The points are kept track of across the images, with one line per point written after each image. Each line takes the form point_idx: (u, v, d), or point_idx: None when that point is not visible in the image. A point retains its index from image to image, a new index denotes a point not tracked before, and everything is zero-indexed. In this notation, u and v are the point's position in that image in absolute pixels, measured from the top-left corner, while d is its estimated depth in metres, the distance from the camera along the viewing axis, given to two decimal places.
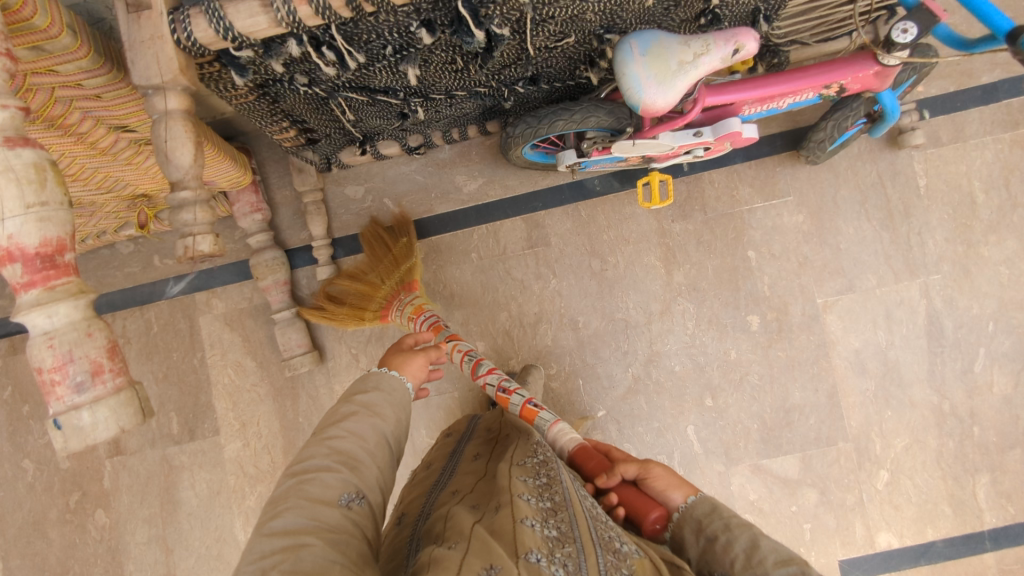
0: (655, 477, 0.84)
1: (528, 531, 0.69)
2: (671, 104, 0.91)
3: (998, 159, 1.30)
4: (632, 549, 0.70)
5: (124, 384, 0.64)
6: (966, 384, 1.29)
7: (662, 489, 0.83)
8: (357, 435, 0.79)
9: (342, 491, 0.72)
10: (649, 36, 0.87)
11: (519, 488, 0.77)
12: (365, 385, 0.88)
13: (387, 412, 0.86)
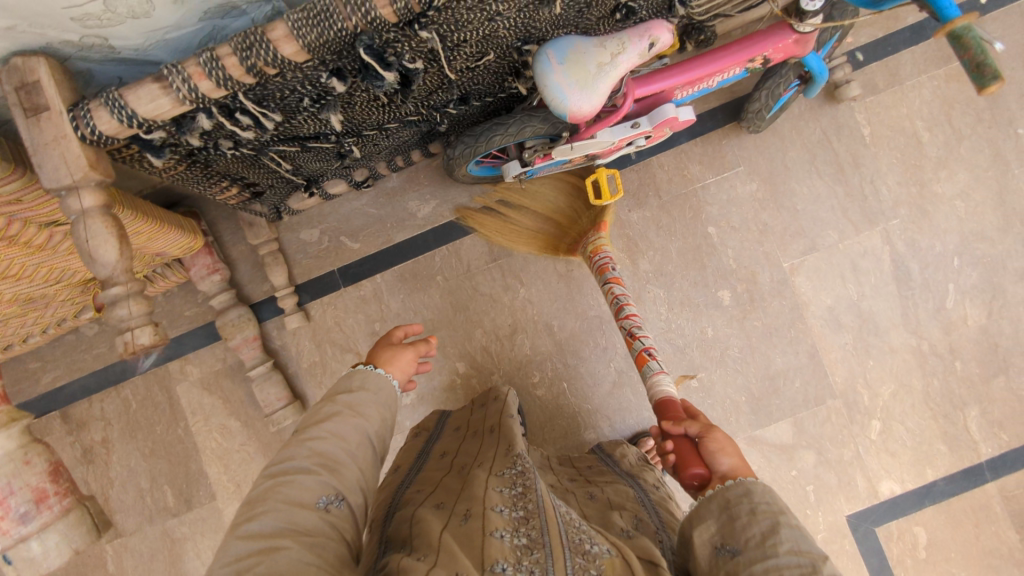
0: (717, 443, 0.86)
1: (496, 543, 0.72)
2: (598, 107, 0.90)
3: (937, 96, 1.31)
4: (603, 550, 0.72)
5: (59, 510, 0.88)
6: (940, 322, 1.30)
7: (715, 451, 0.85)
8: (339, 435, 0.79)
9: (322, 493, 0.72)
10: (564, 44, 0.86)
11: (494, 499, 0.80)
12: (349, 383, 0.88)
13: (370, 412, 0.85)
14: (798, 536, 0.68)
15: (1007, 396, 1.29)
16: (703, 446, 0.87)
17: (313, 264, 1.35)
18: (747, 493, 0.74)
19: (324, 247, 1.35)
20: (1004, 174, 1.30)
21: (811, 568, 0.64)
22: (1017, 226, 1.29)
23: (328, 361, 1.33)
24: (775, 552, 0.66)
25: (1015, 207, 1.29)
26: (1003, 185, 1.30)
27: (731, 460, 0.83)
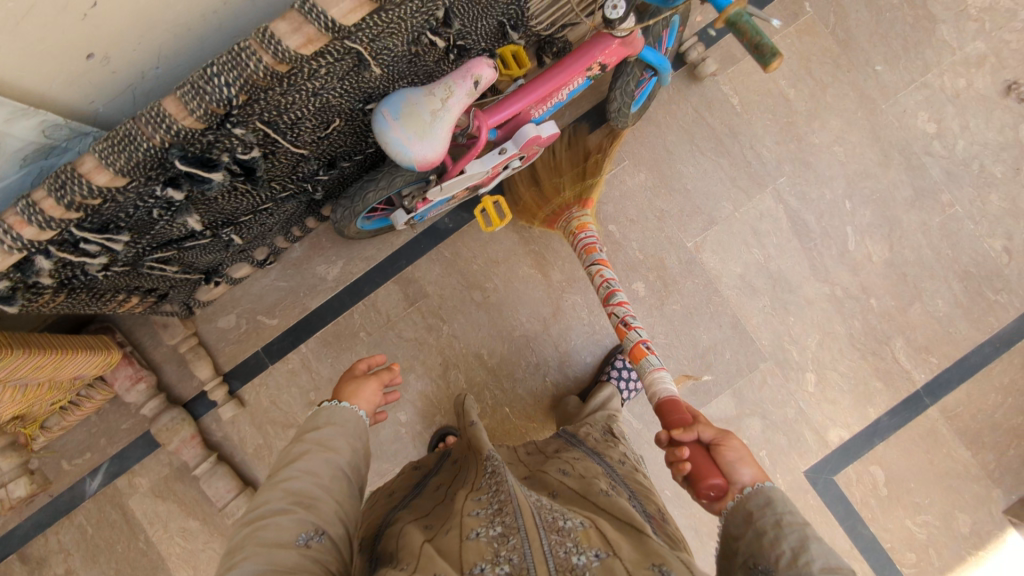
0: (735, 453, 0.81)
1: (473, 544, 0.68)
2: (445, 151, 0.92)
3: (793, 53, 1.36)
4: (577, 524, 0.71)
5: None
6: (847, 265, 1.34)
7: (734, 461, 0.80)
8: (312, 470, 0.74)
9: (300, 530, 0.68)
10: (396, 100, 0.88)
11: (470, 506, 0.77)
12: (315, 420, 0.82)
13: (340, 443, 0.80)
14: (828, 551, 0.67)
15: (926, 320, 1.33)
16: (718, 455, 0.82)
17: (237, 349, 1.35)
18: (771, 505, 0.74)
19: (244, 330, 1.35)
20: (872, 112, 1.35)
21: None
22: (895, 158, 1.35)
23: (272, 441, 1.34)
24: (809, 570, 0.65)
25: (889, 141, 1.35)
26: (873, 123, 1.35)
27: (751, 472, 0.80)
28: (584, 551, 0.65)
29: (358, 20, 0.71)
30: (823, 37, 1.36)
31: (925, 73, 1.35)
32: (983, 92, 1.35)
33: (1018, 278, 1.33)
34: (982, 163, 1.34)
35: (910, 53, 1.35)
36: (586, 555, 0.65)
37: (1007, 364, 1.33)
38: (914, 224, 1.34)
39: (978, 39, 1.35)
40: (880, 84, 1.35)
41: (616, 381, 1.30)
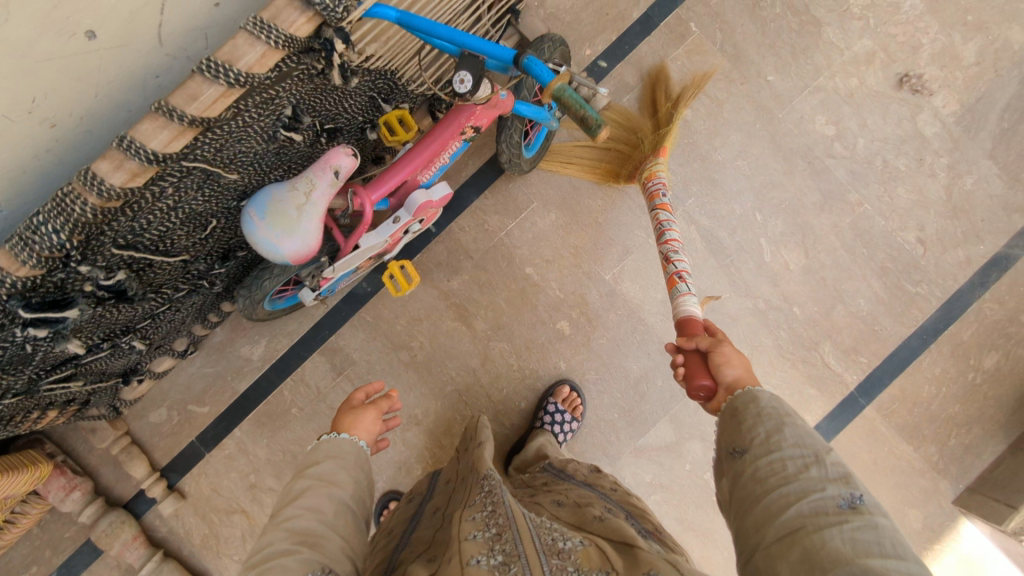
0: (724, 356, 0.81)
1: (475, 569, 0.66)
2: (318, 241, 0.92)
3: (685, 74, 1.37)
4: (576, 544, 0.71)
5: None
6: (766, 276, 1.35)
7: (721, 363, 0.80)
8: (313, 507, 0.70)
9: (305, 570, 0.63)
10: (262, 198, 0.88)
11: (466, 528, 0.76)
12: (314, 454, 0.78)
13: (342, 477, 0.75)
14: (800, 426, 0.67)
15: (850, 321, 1.34)
16: (709, 358, 0.82)
17: (172, 442, 1.34)
18: (754, 400, 0.71)
19: (176, 422, 1.35)
20: (770, 123, 1.36)
21: (813, 458, 0.63)
22: (799, 165, 1.35)
23: (219, 528, 1.34)
24: (778, 446, 0.65)
25: (791, 148, 1.36)
26: (772, 132, 1.36)
27: (737, 372, 0.79)
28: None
29: (184, 146, 0.71)
30: (712, 54, 1.36)
31: (817, 77, 1.36)
32: (876, 89, 1.36)
33: (935, 268, 1.34)
34: (885, 158, 1.35)
35: (799, 60, 1.36)
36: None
37: (937, 354, 1.33)
38: (826, 228, 1.35)
39: (865, 37, 1.36)
40: (775, 93, 1.36)
41: (549, 427, 1.27)
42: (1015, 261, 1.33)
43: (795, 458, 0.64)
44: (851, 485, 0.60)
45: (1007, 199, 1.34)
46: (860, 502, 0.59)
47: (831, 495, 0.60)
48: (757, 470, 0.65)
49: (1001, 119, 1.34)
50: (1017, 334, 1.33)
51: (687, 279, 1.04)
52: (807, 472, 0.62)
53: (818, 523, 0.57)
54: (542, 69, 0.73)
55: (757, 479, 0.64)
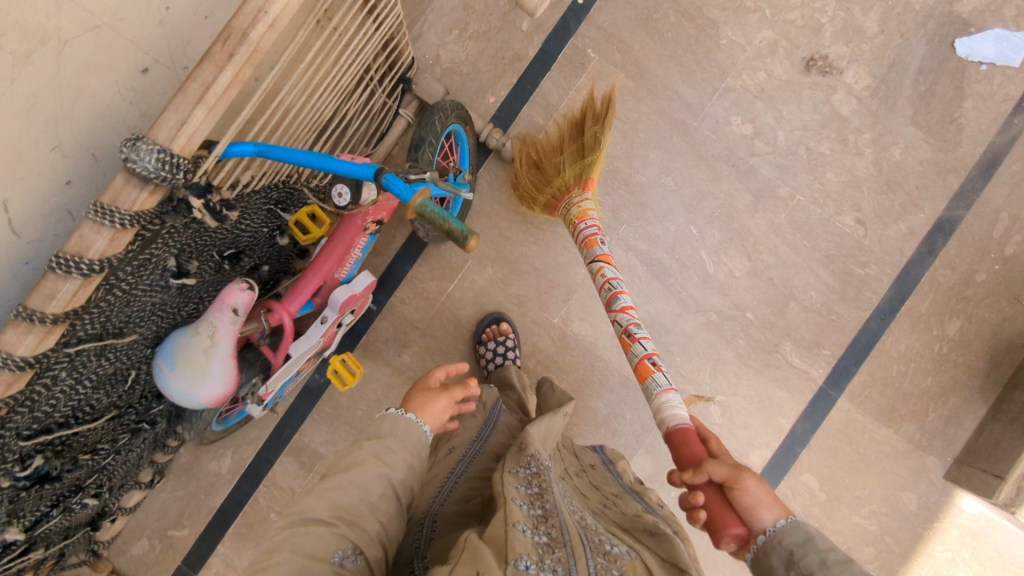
0: (752, 493, 0.66)
1: (518, 536, 0.61)
2: (234, 376, 0.91)
3: (592, 101, 1.34)
4: (625, 552, 0.66)
5: None
6: (713, 287, 1.32)
7: (750, 504, 0.65)
8: (362, 483, 0.66)
9: (336, 547, 0.61)
10: (168, 347, 0.87)
11: (511, 492, 0.70)
12: (376, 432, 0.72)
13: (399, 455, 0.71)
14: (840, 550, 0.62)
15: (807, 315, 1.31)
16: (731, 497, 0.67)
17: (159, 570, 1.33)
18: (811, 544, 0.62)
19: (160, 549, 1.34)
20: (687, 133, 1.33)
21: None
22: (724, 170, 1.32)
23: None
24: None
25: (713, 155, 1.33)
26: (690, 143, 1.33)
27: (775, 515, 0.65)
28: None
29: (59, 338, 0.70)
30: (616, 77, 1.33)
31: (724, 79, 1.33)
32: (785, 78, 1.33)
33: (880, 245, 1.30)
34: (808, 146, 1.32)
35: (702, 65, 1.33)
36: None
37: (899, 332, 1.30)
38: (763, 228, 1.32)
39: (764, 29, 1.33)
40: (685, 103, 1.33)
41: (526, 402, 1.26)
42: (959, 222, 1.30)
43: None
44: None
45: (938, 161, 1.31)
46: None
47: None
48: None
49: (917, 83, 1.32)
50: (976, 295, 1.29)
51: (662, 370, 0.94)
52: None
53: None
54: (402, 187, 0.73)
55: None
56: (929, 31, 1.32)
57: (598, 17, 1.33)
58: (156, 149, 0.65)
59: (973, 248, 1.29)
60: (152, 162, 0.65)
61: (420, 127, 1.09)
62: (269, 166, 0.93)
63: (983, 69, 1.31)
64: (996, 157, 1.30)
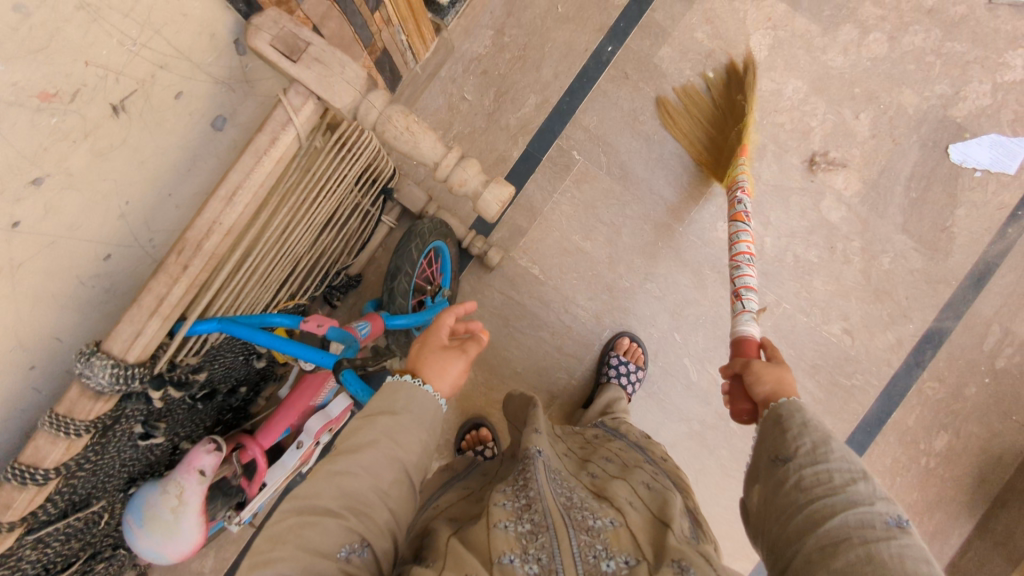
0: (755, 376, 0.77)
1: (501, 534, 0.62)
2: (202, 531, 0.93)
3: (577, 205, 1.31)
4: (607, 523, 0.65)
5: None
6: (698, 396, 1.30)
7: (751, 382, 0.77)
8: (373, 470, 0.64)
9: (343, 542, 0.60)
10: (137, 503, 0.88)
11: (495, 495, 0.69)
12: (391, 407, 0.68)
13: (411, 437, 0.67)
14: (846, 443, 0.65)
15: None
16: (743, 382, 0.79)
17: None
18: (800, 409, 0.68)
19: None
20: (671, 238, 1.30)
21: (861, 474, 0.61)
22: (709, 277, 1.30)
23: None
24: (827, 457, 0.62)
25: (699, 261, 1.30)
26: (675, 249, 1.30)
27: (766, 389, 0.75)
28: (614, 556, 0.61)
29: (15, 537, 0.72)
30: (601, 180, 1.31)
31: (711, 183, 1.30)
32: (774, 182, 1.30)
33: (867, 356, 1.28)
34: (795, 253, 1.29)
35: (689, 169, 1.30)
36: (615, 561, 0.61)
37: (885, 445, 1.28)
38: None
39: (753, 131, 1.30)
40: (670, 208, 1.30)
41: (615, 380, 1.22)
42: (948, 333, 1.28)
43: (842, 472, 0.61)
44: (895, 505, 0.58)
45: (928, 271, 1.28)
46: (904, 521, 0.57)
47: (878, 510, 0.57)
48: (801, 479, 0.62)
49: (908, 189, 1.29)
50: (965, 409, 1.27)
51: (746, 294, 0.99)
52: (854, 485, 0.59)
53: (863, 534, 0.55)
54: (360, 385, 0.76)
55: (800, 489, 0.61)
56: (921, 135, 1.29)
57: (583, 118, 1.31)
58: (110, 364, 0.66)
59: (961, 360, 1.28)
60: (106, 377, 0.67)
61: (400, 256, 1.07)
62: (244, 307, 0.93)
63: (978, 176, 1.28)
64: (987, 268, 1.28)
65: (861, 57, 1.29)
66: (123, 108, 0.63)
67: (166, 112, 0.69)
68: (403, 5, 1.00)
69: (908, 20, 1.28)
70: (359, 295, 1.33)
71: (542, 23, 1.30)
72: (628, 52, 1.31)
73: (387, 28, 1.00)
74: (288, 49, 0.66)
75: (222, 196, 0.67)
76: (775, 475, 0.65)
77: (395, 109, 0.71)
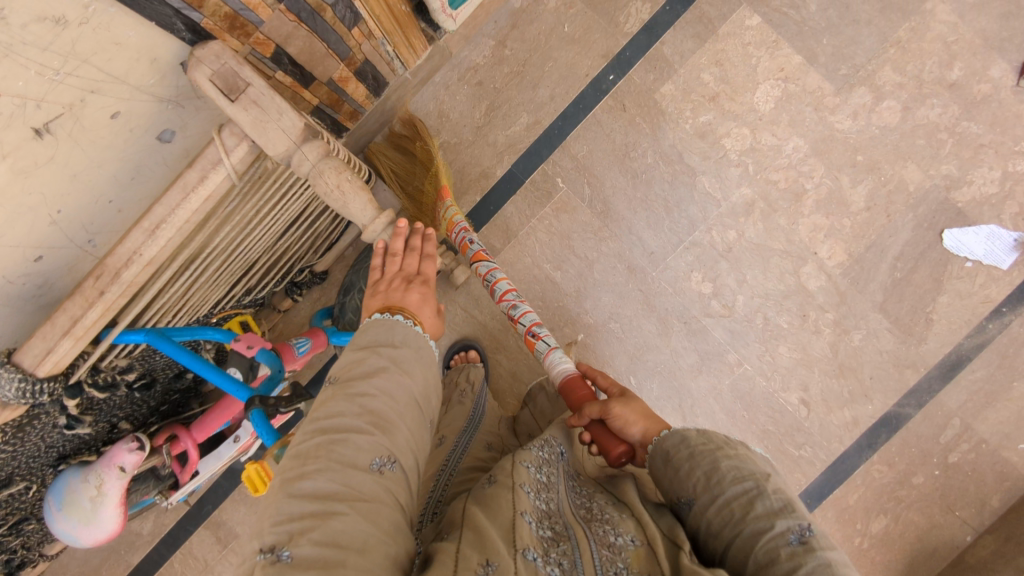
0: (622, 417, 0.74)
1: (525, 526, 0.61)
2: (119, 523, 0.95)
3: (553, 233, 1.29)
4: (628, 541, 0.60)
5: None
6: None
7: (621, 425, 0.74)
8: (392, 392, 0.63)
9: (375, 455, 0.58)
10: (60, 485, 0.91)
11: (522, 477, 0.69)
12: (390, 339, 0.67)
13: (415, 369, 0.67)
14: (739, 460, 0.61)
15: None
16: (610, 426, 0.75)
17: None
18: (684, 441, 0.65)
19: None
20: (643, 281, 1.28)
21: (756, 489, 0.58)
22: (675, 326, 1.28)
23: None
24: (720, 486, 0.60)
25: (667, 308, 1.28)
26: (645, 292, 1.28)
27: (643, 429, 0.73)
28: None
29: None
30: (581, 212, 1.28)
31: (692, 232, 1.26)
32: (756, 241, 1.26)
33: (820, 430, 1.26)
34: (766, 315, 1.26)
35: (672, 215, 1.26)
36: None
37: (822, 519, 1.27)
38: (704, 390, 1.27)
39: (744, 185, 1.25)
40: (646, 250, 1.27)
41: None
42: (906, 419, 1.26)
43: (736, 495, 0.58)
44: (796, 515, 0.55)
45: (898, 355, 1.25)
46: (809, 535, 0.53)
47: (779, 531, 0.54)
48: (710, 523, 0.60)
49: (894, 268, 1.24)
50: (909, 497, 1.26)
51: (542, 338, 0.99)
52: (752, 511, 0.56)
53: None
54: (267, 431, 0.76)
55: (713, 534, 0.59)
56: (918, 215, 1.23)
57: (574, 145, 1.27)
58: (17, 377, 0.68)
59: (915, 449, 1.26)
60: (12, 389, 0.68)
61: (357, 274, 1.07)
62: (188, 308, 0.91)
63: (968, 265, 1.23)
64: (960, 359, 1.25)
65: (870, 123, 1.23)
66: (49, 130, 0.62)
67: (100, 130, 0.67)
68: (387, 18, 0.96)
69: (926, 92, 1.22)
70: (324, 291, 1.32)
71: (546, 40, 1.25)
72: (629, 83, 1.26)
73: (369, 41, 0.96)
74: (226, 86, 0.63)
75: (144, 229, 0.66)
76: (689, 523, 0.63)
77: (330, 165, 0.71)
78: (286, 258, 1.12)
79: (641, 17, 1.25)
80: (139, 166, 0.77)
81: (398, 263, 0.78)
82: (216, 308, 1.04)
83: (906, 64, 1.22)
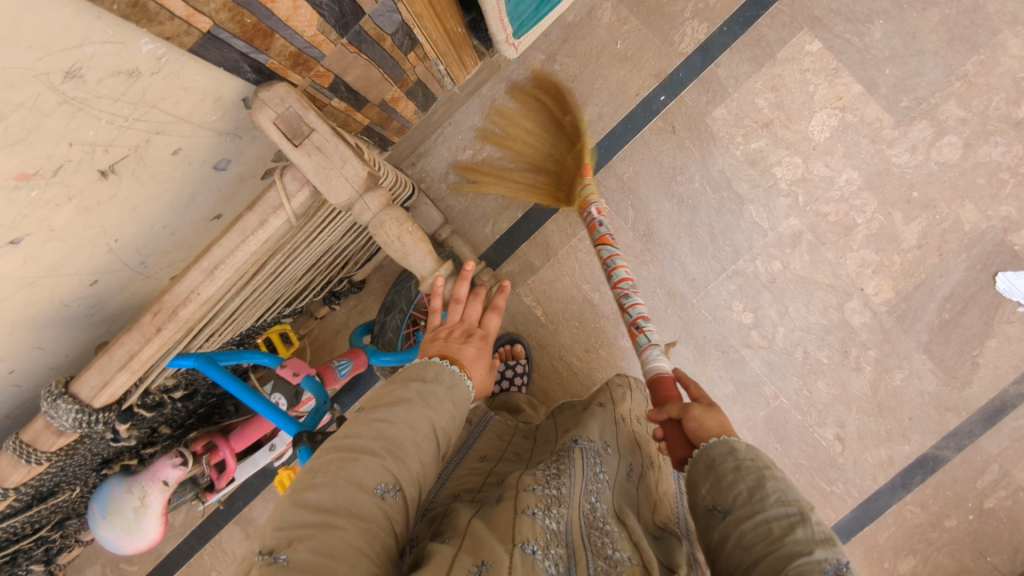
0: (699, 422, 0.67)
1: (528, 520, 0.58)
2: (160, 531, 1.03)
3: (592, 254, 1.27)
4: (626, 556, 0.57)
5: None
6: None
7: (695, 428, 0.67)
8: (412, 422, 0.61)
9: (382, 480, 0.57)
10: (104, 496, 0.98)
11: (525, 478, 0.65)
12: (420, 375, 0.66)
13: (444, 402, 0.65)
14: (787, 486, 0.57)
15: None
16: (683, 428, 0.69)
17: None
18: (732, 453, 0.61)
19: None
20: (682, 307, 1.26)
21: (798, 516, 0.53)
22: (712, 354, 1.26)
23: None
24: (762, 504, 0.55)
25: (704, 336, 1.26)
26: (684, 319, 1.26)
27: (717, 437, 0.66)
28: None
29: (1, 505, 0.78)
30: (624, 234, 1.26)
31: (736, 260, 1.24)
32: (801, 273, 1.23)
33: (854, 467, 1.25)
34: (806, 349, 1.24)
35: (717, 242, 1.24)
36: None
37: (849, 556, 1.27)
38: (738, 420, 1.26)
39: (792, 216, 1.22)
40: (688, 277, 1.25)
41: None
42: (944, 462, 1.23)
43: (778, 517, 0.53)
44: (837, 551, 0.50)
45: (940, 397, 1.23)
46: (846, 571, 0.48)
47: (817, 558, 0.49)
48: (742, 535, 0.54)
49: (941, 309, 1.21)
50: (940, 539, 1.25)
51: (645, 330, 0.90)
52: (791, 533, 0.52)
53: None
54: None
55: (741, 547, 0.54)
56: (971, 256, 1.19)
57: (619, 166, 1.25)
58: (74, 409, 0.70)
59: (950, 492, 1.24)
60: (69, 419, 0.70)
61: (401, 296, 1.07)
62: (234, 329, 0.91)
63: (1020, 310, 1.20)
64: (1003, 405, 1.22)
65: (929, 159, 1.19)
66: (113, 171, 0.61)
67: (160, 167, 0.67)
68: (442, 40, 0.93)
69: (989, 129, 1.17)
70: (362, 300, 1.32)
71: (598, 57, 1.22)
72: (681, 105, 1.23)
73: (423, 63, 0.93)
74: (290, 130, 0.63)
75: (203, 269, 0.67)
76: (717, 532, 0.57)
77: (392, 216, 0.74)
78: (328, 274, 1.12)
79: (697, 36, 1.21)
80: (195, 194, 0.76)
81: (459, 312, 0.77)
82: (257, 324, 1.05)
83: (972, 99, 1.17)
